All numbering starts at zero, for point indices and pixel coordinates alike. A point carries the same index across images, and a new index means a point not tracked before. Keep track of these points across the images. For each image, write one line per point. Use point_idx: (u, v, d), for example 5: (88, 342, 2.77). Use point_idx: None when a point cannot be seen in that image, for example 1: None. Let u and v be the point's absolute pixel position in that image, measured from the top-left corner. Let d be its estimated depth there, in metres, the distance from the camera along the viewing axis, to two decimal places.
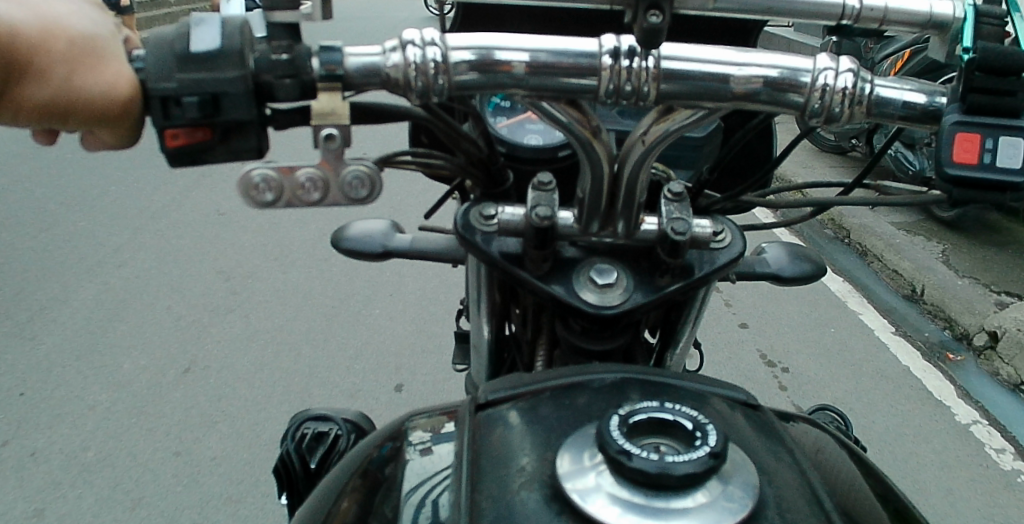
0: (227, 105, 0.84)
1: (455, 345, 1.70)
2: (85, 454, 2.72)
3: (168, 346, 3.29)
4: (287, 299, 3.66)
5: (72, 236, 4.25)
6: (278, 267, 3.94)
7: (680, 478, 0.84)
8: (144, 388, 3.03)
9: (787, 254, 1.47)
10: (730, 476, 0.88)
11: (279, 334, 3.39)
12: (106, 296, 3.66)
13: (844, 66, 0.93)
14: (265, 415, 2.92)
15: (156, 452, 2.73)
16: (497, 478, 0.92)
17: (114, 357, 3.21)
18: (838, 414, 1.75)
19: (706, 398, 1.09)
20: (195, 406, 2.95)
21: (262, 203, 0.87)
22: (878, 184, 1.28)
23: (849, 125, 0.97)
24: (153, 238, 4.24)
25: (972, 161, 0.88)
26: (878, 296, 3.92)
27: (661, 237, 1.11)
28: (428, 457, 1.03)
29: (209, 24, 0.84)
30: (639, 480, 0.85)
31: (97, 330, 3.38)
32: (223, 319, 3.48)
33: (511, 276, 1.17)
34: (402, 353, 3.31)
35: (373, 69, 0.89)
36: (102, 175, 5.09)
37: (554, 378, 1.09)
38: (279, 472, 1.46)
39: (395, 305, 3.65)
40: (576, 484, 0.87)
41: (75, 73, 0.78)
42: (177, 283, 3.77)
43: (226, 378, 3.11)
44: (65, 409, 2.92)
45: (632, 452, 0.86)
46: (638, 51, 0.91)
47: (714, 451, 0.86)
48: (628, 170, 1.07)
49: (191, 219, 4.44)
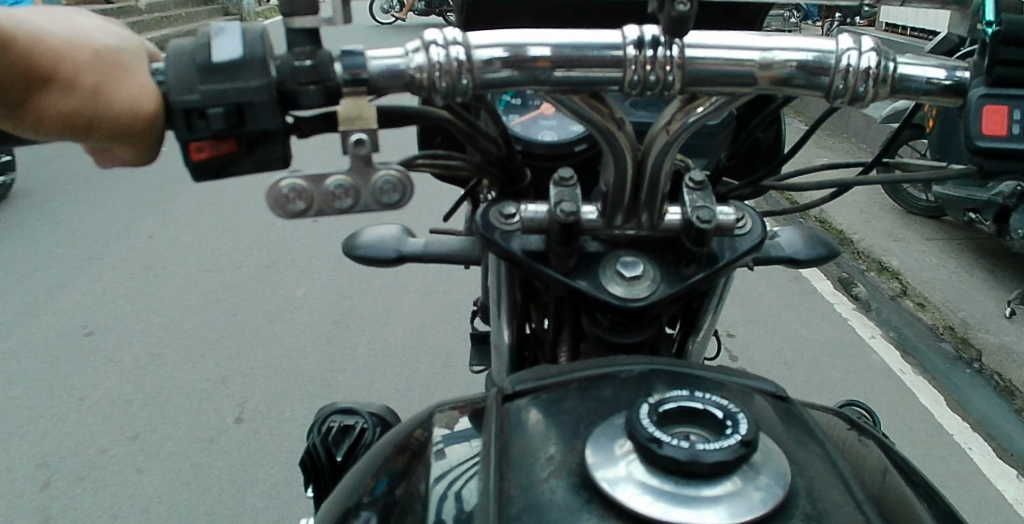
0: (252, 115, 0.83)
1: (472, 347, 1.70)
2: (109, 473, 2.76)
3: (186, 369, 3.32)
4: (300, 316, 3.72)
5: (79, 266, 4.29)
6: (288, 287, 4.00)
7: (712, 465, 0.80)
8: (163, 412, 3.05)
9: (802, 238, 1.46)
10: (761, 466, 0.84)
11: (295, 351, 3.45)
12: (118, 321, 3.69)
13: (867, 46, 0.92)
14: (285, 432, 2.96)
15: (177, 471, 2.76)
16: (524, 469, 0.89)
17: (131, 377, 3.26)
18: (867, 411, 1.74)
19: (733, 387, 1.05)
20: (212, 426, 2.99)
21: (292, 213, 0.86)
22: (897, 162, 1.29)
23: (874, 104, 0.96)
24: (158, 266, 4.27)
25: (1001, 132, 0.88)
26: (928, 355, 3.68)
27: (686, 227, 1.11)
28: (445, 450, 1.02)
29: (229, 34, 0.82)
30: (670, 468, 0.81)
31: (113, 356, 3.41)
32: (237, 342, 3.51)
33: (536, 274, 1.16)
34: (418, 363, 3.36)
35: (395, 72, 0.88)
36: (106, 207, 5.15)
37: (580, 368, 1.06)
38: (305, 465, 1.45)
39: (407, 319, 3.70)
40: (606, 474, 0.83)
41: (103, 85, 0.77)
42: (187, 308, 3.80)
43: (244, 396, 3.16)
44: (87, 433, 2.95)
45: (662, 439, 0.82)
46: (662, 39, 0.91)
47: (745, 439, 0.82)
48: (651, 160, 1.07)
49: (198, 244, 4.51)
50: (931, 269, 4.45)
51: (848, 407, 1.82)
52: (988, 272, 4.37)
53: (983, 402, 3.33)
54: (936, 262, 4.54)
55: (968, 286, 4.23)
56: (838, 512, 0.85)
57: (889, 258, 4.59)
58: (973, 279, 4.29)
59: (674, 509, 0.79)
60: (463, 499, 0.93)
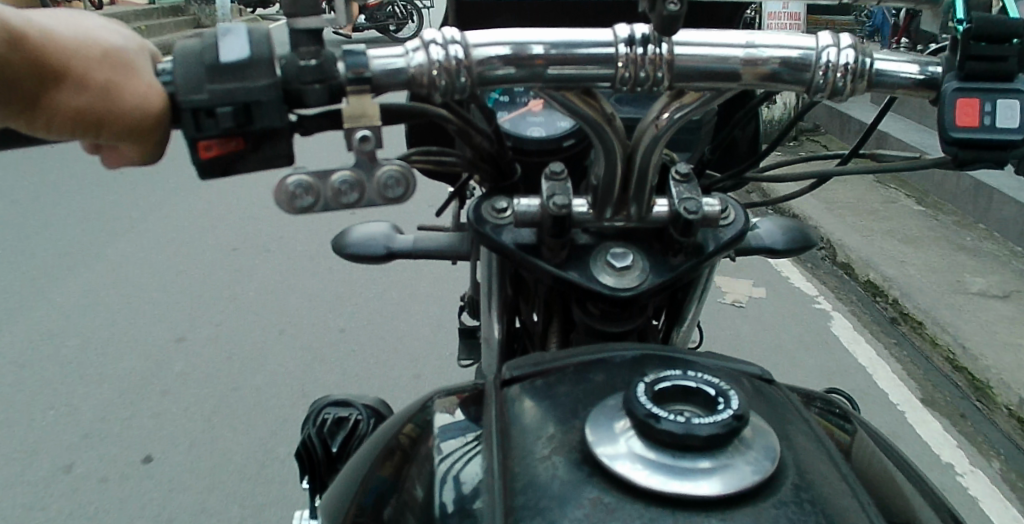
0: (260, 113, 0.85)
1: (461, 341, 1.72)
2: (89, 459, 2.74)
3: (167, 363, 3.27)
4: (280, 308, 3.71)
5: (53, 262, 4.21)
6: (267, 280, 3.99)
7: (706, 438, 0.84)
8: (146, 404, 3.01)
9: (778, 227, 1.51)
10: (752, 440, 0.88)
11: (276, 340, 3.44)
12: (95, 317, 3.63)
13: (845, 43, 0.97)
14: (265, 416, 2.95)
15: (157, 456, 2.74)
16: (526, 447, 0.93)
17: (111, 368, 3.24)
18: (846, 397, 1.81)
19: (721, 370, 1.09)
20: (195, 420, 2.93)
21: (300, 208, 0.89)
22: (873, 153, 1.35)
23: (851, 98, 1.01)
24: (134, 261, 4.21)
25: (973, 123, 0.94)
26: (883, 331, 3.73)
27: (674, 218, 1.15)
28: (444, 431, 1.06)
29: (236, 34, 0.84)
30: (667, 443, 0.85)
31: (94, 350, 3.36)
32: (218, 336, 3.46)
33: (528, 265, 1.19)
34: (398, 352, 3.36)
35: (397, 71, 0.90)
36: (78, 204, 5.06)
37: (575, 355, 1.09)
38: (300, 455, 1.46)
39: (387, 311, 3.71)
40: (606, 449, 0.87)
41: (113, 81, 0.79)
42: (165, 303, 3.75)
43: (225, 384, 3.14)
44: (66, 427, 2.90)
45: (659, 415, 0.86)
46: (651, 38, 0.95)
47: (737, 414, 0.87)
48: (641, 154, 1.10)
49: (173, 240, 4.48)
50: (883, 241, 4.50)
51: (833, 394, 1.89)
52: (936, 244, 4.44)
53: (956, 395, 3.26)
54: (886, 235, 4.58)
55: (949, 271, 4.13)
56: (825, 485, 0.88)
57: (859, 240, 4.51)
58: (921, 250, 4.35)
59: (672, 481, 0.83)
60: (463, 481, 0.96)
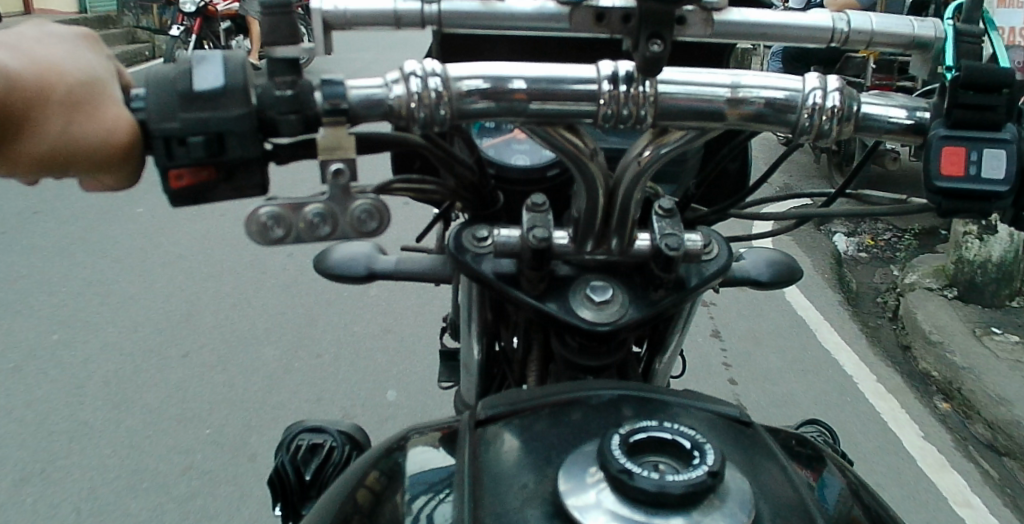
0: (232, 143, 0.83)
1: (441, 364, 1.71)
2: (77, 475, 2.73)
3: (142, 383, 3.22)
4: (273, 318, 3.72)
5: (25, 271, 4.12)
6: (261, 287, 4.00)
7: (680, 495, 0.83)
8: (119, 428, 2.96)
9: (764, 258, 1.50)
10: (727, 494, 0.87)
11: (267, 352, 3.44)
12: (69, 332, 3.56)
13: (832, 85, 0.96)
14: (254, 435, 2.95)
15: (144, 475, 2.74)
16: (498, 495, 0.92)
17: (103, 380, 3.23)
18: (826, 429, 1.80)
19: (701, 414, 1.07)
20: (171, 445, 2.89)
21: (271, 240, 0.87)
22: (859, 192, 1.34)
23: (838, 141, 1.00)
24: (112, 271, 4.14)
25: (959, 172, 0.93)
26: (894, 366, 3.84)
27: (655, 253, 1.14)
28: (416, 476, 1.04)
29: (211, 62, 0.83)
30: (640, 498, 0.84)
31: (86, 361, 3.36)
32: (195, 354, 3.42)
33: (507, 296, 1.18)
34: (388, 366, 3.37)
35: (375, 102, 0.89)
36: (50, 211, 4.95)
37: (552, 394, 1.08)
38: (272, 483, 1.44)
39: (377, 322, 3.71)
40: (578, 501, 0.86)
41: (74, 122, 0.77)
42: (141, 317, 3.69)
43: (215, 398, 3.14)
44: (36, 452, 2.84)
45: (634, 469, 0.85)
46: (635, 76, 0.93)
47: (713, 469, 0.85)
48: (623, 188, 1.09)
49: (168, 243, 4.48)
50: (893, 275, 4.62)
51: (809, 429, 1.88)
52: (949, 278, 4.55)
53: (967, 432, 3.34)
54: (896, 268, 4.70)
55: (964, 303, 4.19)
56: None
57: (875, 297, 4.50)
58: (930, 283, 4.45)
59: None
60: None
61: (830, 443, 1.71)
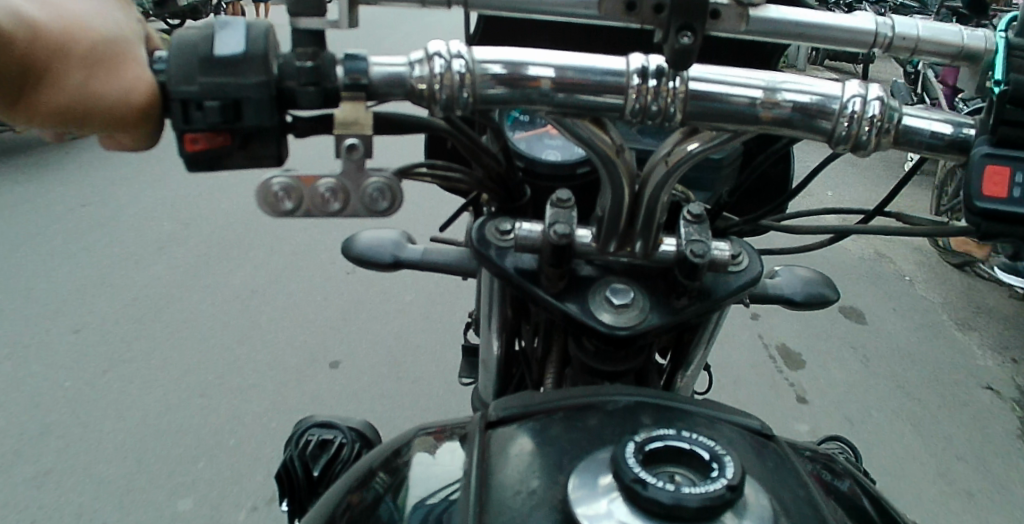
0: (249, 111, 0.83)
1: (462, 358, 1.69)
2: (106, 434, 2.77)
3: (171, 346, 3.22)
4: (309, 289, 3.71)
5: (64, 227, 4.13)
6: (301, 253, 3.98)
7: (694, 509, 0.80)
8: (146, 391, 2.97)
9: (799, 277, 1.45)
10: (747, 508, 0.84)
11: (299, 323, 3.43)
12: (105, 288, 3.58)
13: (873, 94, 0.91)
14: (280, 406, 2.95)
15: (169, 440, 2.77)
16: (505, 501, 0.90)
17: (138, 339, 3.26)
18: (849, 446, 1.72)
19: (720, 424, 1.03)
20: (197, 413, 2.89)
21: (281, 212, 0.86)
22: (900, 213, 1.28)
23: (875, 154, 0.95)
24: (154, 226, 4.17)
25: (1001, 194, 0.87)
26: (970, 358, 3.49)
27: (680, 259, 1.10)
28: (421, 482, 1.01)
29: (233, 28, 0.83)
30: (655, 510, 0.81)
31: (125, 316, 3.39)
32: (224, 320, 3.41)
33: (526, 292, 1.15)
34: (418, 350, 3.34)
35: (397, 80, 0.88)
36: (105, 161, 5.01)
37: (565, 397, 1.05)
38: (280, 478, 1.45)
39: (411, 301, 3.68)
40: (588, 510, 0.83)
41: (94, 79, 0.78)
42: (178, 278, 3.69)
43: (245, 365, 3.15)
44: (64, 412, 2.85)
45: (647, 480, 0.82)
46: (667, 70, 0.90)
47: (731, 483, 0.82)
48: (649, 191, 1.05)
49: (215, 201, 4.50)
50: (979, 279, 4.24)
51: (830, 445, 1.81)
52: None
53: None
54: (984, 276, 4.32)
55: None
56: None
57: (932, 276, 4.22)
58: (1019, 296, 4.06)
59: None
60: None
61: (851, 460, 1.64)
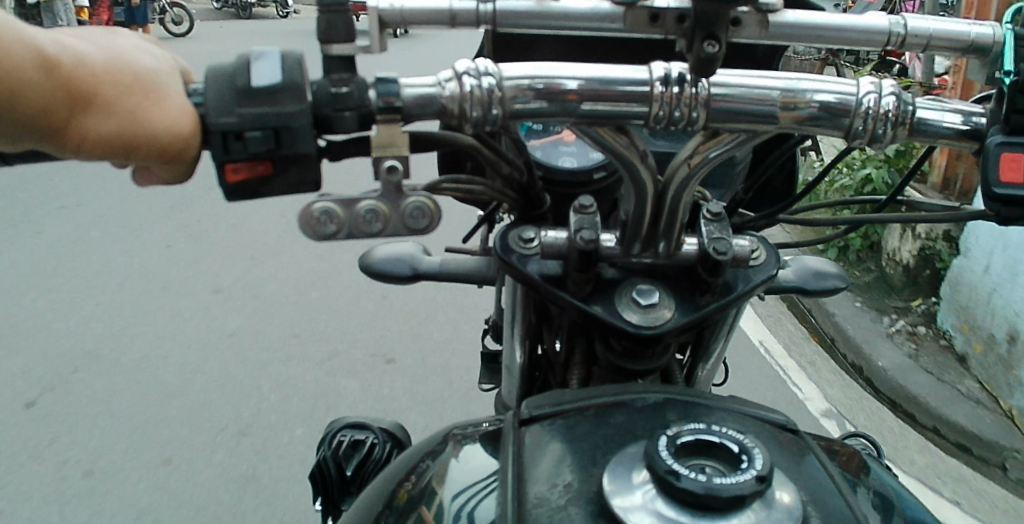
0: (290, 139, 0.85)
1: (483, 366, 1.72)
2: (116, 459, 2.79)
3: (183, 374, 3.27)
4: (314, 311, 3.76)
5: (65, 264, 4.19)
6: (307, 279, 4.05)
7: (728, 499, 0.82)
8: (157, 418, 3.00)
9: (812, 267, 1.48)
10: (776, 498, 0.86)
11: (308, 346, 3.49)
12: (110, 321, 3.62)
13: (886, 89, 0.94)
14: (289, 424, 2.99)
15: (177, 462, 2.79)
16: (542, 491, 0.92)
17: (145, 368, 3.30)
18: (871, 442, 1.76)
19: (745, 419, 1.05)
20: (206, 434, 2.93)
21: (322, 235, 0.88)
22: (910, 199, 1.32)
23: (891, 145, 0.98)
24: (156, 262, 4.21)
25: (1017, 180, 0.91)
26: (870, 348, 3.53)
27: (703, 257, 1.13)
28: (455, 478, 1.03)
29: (269, 58, 0.84)
30: (689, 500, 0.83)
31: (132, 347, 3.43)
32: (233, 347, 3.45)
33: (554, 298, 1.17)
34: (427, 363, 3.39)
35: (429, 100, 0.90)
36: (106, 199, 5.08)
37: (597, 396, 1.07)
38: (314, 477, 1.51)
39: (416, 318, 3.74)
40: (624, 500, 0.86)
41: (139, 106, 0.80)
42: (179, 311, 3.73)
43: (255, 388, 3.19)
44: (74, 440, 2.88)
45: (680, 471, 0.85)
46: (689, 77, 0.92)
47: (761, 474, 0.85)
48: (672, 190, 1.08)
49: (216, 234, 4.56)
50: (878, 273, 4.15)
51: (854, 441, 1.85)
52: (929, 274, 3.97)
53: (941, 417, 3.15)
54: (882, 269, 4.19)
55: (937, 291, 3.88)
56: None
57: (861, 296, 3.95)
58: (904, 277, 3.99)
59: None
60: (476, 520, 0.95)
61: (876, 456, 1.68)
